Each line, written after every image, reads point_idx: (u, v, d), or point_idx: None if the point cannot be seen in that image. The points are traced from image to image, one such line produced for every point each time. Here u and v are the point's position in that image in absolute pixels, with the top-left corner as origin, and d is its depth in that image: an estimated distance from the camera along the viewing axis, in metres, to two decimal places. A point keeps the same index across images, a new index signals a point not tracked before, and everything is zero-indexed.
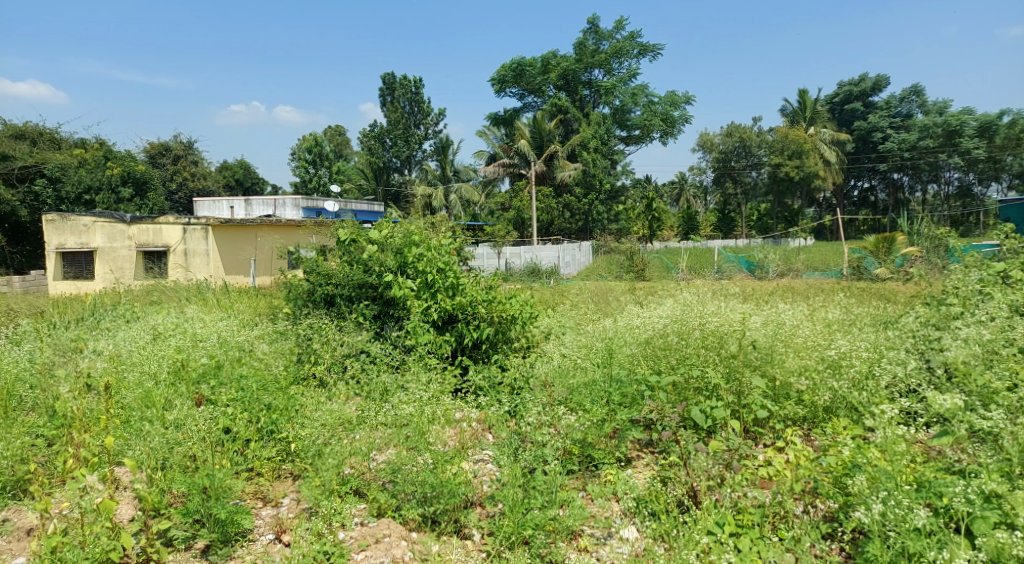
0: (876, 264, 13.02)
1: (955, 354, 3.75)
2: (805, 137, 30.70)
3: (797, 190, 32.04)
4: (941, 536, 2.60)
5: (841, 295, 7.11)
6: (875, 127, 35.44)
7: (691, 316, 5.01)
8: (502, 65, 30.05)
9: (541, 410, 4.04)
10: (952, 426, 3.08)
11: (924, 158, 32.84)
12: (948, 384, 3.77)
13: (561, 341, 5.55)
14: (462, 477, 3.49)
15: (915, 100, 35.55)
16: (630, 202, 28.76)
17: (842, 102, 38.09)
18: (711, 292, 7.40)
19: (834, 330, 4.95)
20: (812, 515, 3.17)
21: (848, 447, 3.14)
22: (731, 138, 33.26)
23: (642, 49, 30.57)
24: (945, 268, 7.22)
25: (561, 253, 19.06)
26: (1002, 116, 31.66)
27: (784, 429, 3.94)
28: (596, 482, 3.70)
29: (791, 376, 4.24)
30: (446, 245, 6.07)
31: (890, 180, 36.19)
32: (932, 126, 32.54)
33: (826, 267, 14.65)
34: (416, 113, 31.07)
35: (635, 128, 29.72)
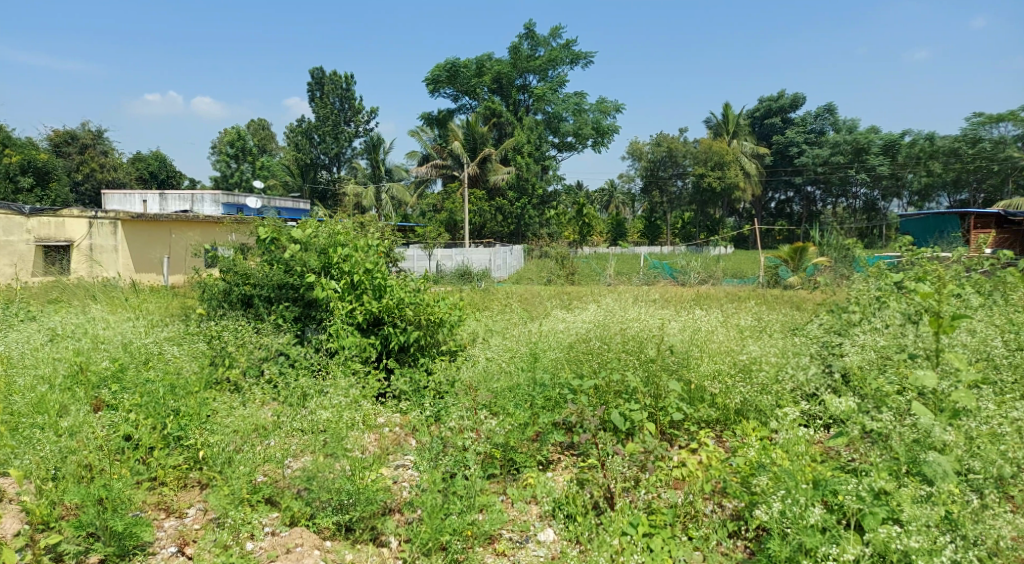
0: (790, 272, 13.70)
1: (855, 359, 3.98)
2: (727, 149, 32.09)
3: (719, 200, 33.37)
4: (833, 532, 2.75)
5: (752, 303, 7.45)
6: (791, 142, 37.07)
7: (613, 321, 5.14)
8: (436, 64, 29.86)
9: (463, 415, 4.01)
10: (847, 427, 3.29)
11: (834, 174, 35.10)
12: (846, 388, 4.00)
13: (487, 345, 5.53)
14: (381, 483, 3.43)
15: (828, 118, 37.77)
16: (561, 207, 29.15)
17: (762, 118, 39.72)
18: (633, 298, 7.60)
19: (746, 336, 5.18)
20: (720, 513, 3.30)
21: (754, 448, 3.27)
22: (660, 148, 34.35)
23: (574, 58, 31.01)
24: (849, 278, 7.70)
25: (493, 256, 19.06)
26: (904, 136, 34.12)
27: (697, 431, 4.09)
28: (516, 486, 3.73)
29: (706, 380, 4.39)
30: (373, 245, 5.96)
31: (804, 193, 38.15)
32: (842, 144, 34.89)
33: (742, 276, 15.25)
34: (347, 110, 30.45)
35: (567, 135, 30.13)
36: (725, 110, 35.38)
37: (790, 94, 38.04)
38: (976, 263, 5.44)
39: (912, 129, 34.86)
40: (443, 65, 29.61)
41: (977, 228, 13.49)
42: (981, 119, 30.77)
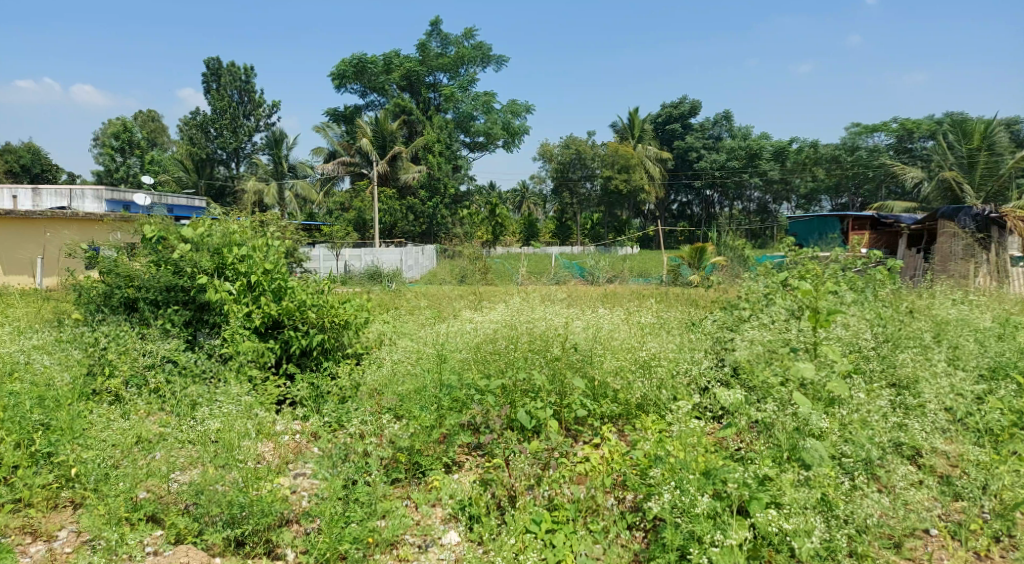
0: (690, 271, 14.31)
1: (744, 354, 4.19)
2: (633, 152, 33.18)
3: (625, 202, 34.45)
4: (720, 519, 2.88)
5: (653, 301, 7.73)
6: (691, 147, 38.29)
7: (520, 320, 5.16)
8: (342, 59, 29.12)
9: (365, 420, 3.90)
10: (736, 418, 3.46)
11: (731, 178, 37.07)
12: (737, 380, 4.20)
13: (394, 347, 5.40)
14: (277, 494, 3.28)
15: (725, 125, 39.79)
16: (473, 207, 29.15)
17: (663, 122, 40.86)
18: (541, 297, 7.69)
19: (646, 333, 5.33)
20: (620, 506, 3.39)
21: (650, 441, 3.37)
22: (569, 150, 34.99)
23: (485, 59, 31.07)
24: (741, 276, 8.14)
25: (403, 256, 18.77)
26: (792, 143, 36.54)
27: (600, 427, 4.18)
28: (421, 489, 3.66)
29: (609, 376, 4.47)
30: (270, 244, 5.70)
31: (704, 196, 40.07)
32: (737, 149, 36.90)
33: (647, 275, 15.85)
34: (246, 103, 29.10)
35: (478, 135, 30.15)
36: (631, 115, 36.57)
37: (689, 102, 39.76)
38: (851, 262, 5.89)
39: (798, 137, 37.38)
40: (349, 60, 28.95)
41: (854, 229, 14.57)
42: (859, 129, 33.64)
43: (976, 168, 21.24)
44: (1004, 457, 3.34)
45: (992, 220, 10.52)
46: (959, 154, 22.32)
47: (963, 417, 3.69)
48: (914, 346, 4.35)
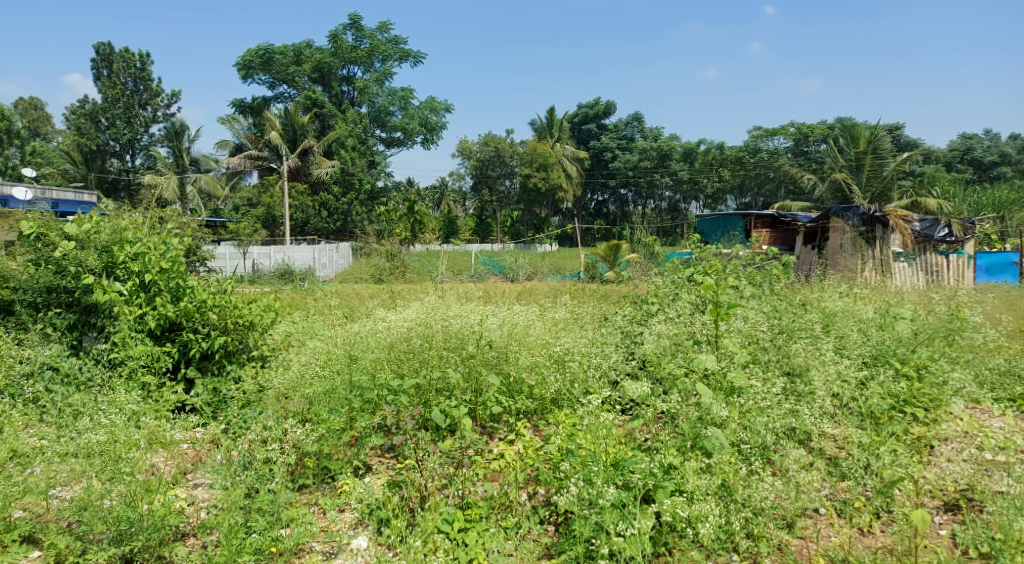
0: (607, 268, 14.62)
1: (652, 347, 4.30)
2: (550, 151, 33.64)
3: (543, 200, 34.88)
4: (627, 509, 2.94)
5: (566, 297, 7.85)
6: (605, 148, 39.64)
7: (434, 318, 5.05)
8: (247, 49, 27.97)
9: (268, 424, 3.73)
10: (643, 410, 3.53)
11: (643, 178, 38.31)
12: (647, 373, 4.29)
13: (302, 348, 5.17)
14: (171, 506, 3.09)
15: (636, 126, 40.90)
16: (390, 203, 28.63)
17: (580, 123, 41.87)
18: (456, 295, 7.65)
19: (560, 329, 5.35)
20: (534, 501, 3.39)
21: (561, 435, 3.39)
22: (487, 147, 34.97)
23: (402, 54, 30.55)
24: (651, 272, 8.39)
25: (317, 254, 18.23)
26: (700, 145, 38.08)
27: (515, 423, 4.15)
28: (330, 494, 3.54)
29: (524, 372, 4.45)
30: (164, 241, 5.35)
31: (618, 195, 41.18)
32: (649, 150, 38.05)
33: (565, 272, 16.10)
34: (142, 92, 27.36)
35: (395, 130, 29.59)
36: (548, 114, 37.08)
37: (603, 102, 40.66)
38: (751, 257, 6.18)
39: (706, 139, 38.98)
40: (255, 50, 27.88)
41: (757, 227, 15.31)
42: (760, 133, 35.51)
43: (863, 170, 22.90)
44: (883, 438, 3.60)
45: (876, 218, 11.33)
46: (848, 157, 23.99)
47: (848, 401, 3.94)
48: (806, 336, 4.62)
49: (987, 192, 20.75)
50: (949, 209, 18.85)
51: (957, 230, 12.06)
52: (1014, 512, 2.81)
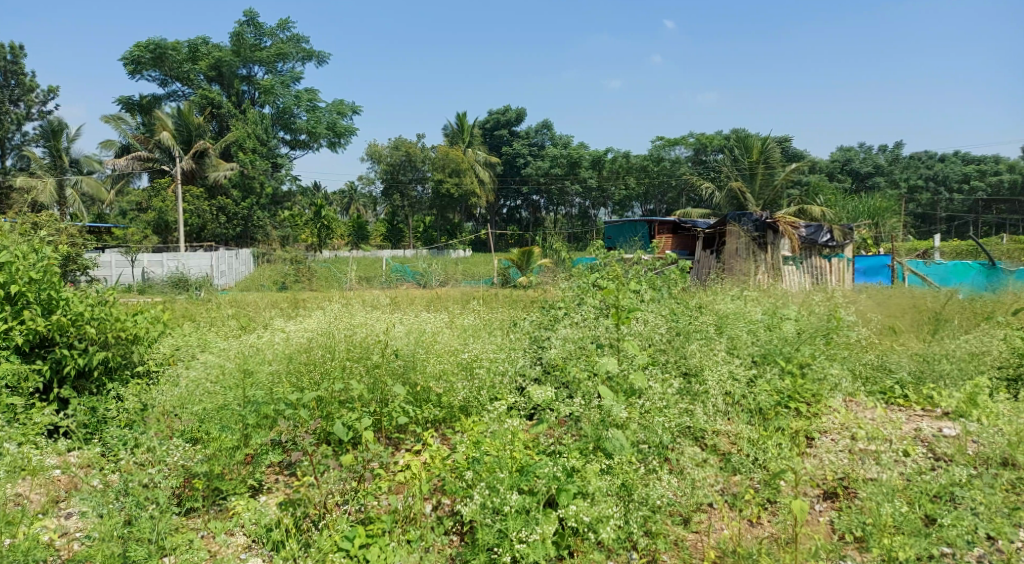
0: (519, 273, 14.67)
1: (557, 352, 4.31)
2: (461, 156, 33.60)
3: (456, 206, 34.70)
4: (528, 516, 2.94)
5: (475, 304, 7.82)
6: (517, 154, 40.07)
7: (337, 327, 4.82)
8: (136, 43, 26.33)
9: (153, 444, 3.48)
10: (546, 414, 3.54)
11: (554, 185, 39.02)
12: (553, 377, 4.30)
13: (193, 362, 4.86)
14: (36, 539, 2.82)
15: (546, 133, 41.54)
16: (296, 208, 27.59)
17: (491, 129, 42.09)
18: (362, 303, 7.43)
19: (467, 334, 5.28)
20: (439, 511, 3.33)
21: (466, 443, 3.33)
22: (397, 152, 34.32)
23: (306, 54, 29.56)
24: (558, 277, 8.51)
25: (215, 261, 17.31)
26: (608, 153, 39.17)
27: (421, 433, 4.04)
28: (221, 517, 3.34)
29: (431, 380, 4.31)
30: (32, 248, 4.89)
31: (530, 201, 41.71)
32: (559, 157, 38.78)
33: (478, 278, 16.04)
34: (14, 86, 25.16)
35: (299, 133, 28.58)
36: (459, 119, 37.04)
37: (514, 109, 41.06)
38: (651, 263, 6.38)
39: (614, 147, 40.12)
40: (145, 44, 26.28)
41: (661, 233, 15.87)
42: (662, 142, 36.89)
43: (756, 178, 24.35)
44: (769, 434, 3.80)
45: (767, 225, 12.02)
46: (742, 167, 25.43)
47: (739, 399, 4.13)
48: (700, 338, 4.82)
49: (863, 200, 22.52)
50: (830, 216, 20.33)
51: (838, 235, 12.88)
52: (882, 496, 3.04)
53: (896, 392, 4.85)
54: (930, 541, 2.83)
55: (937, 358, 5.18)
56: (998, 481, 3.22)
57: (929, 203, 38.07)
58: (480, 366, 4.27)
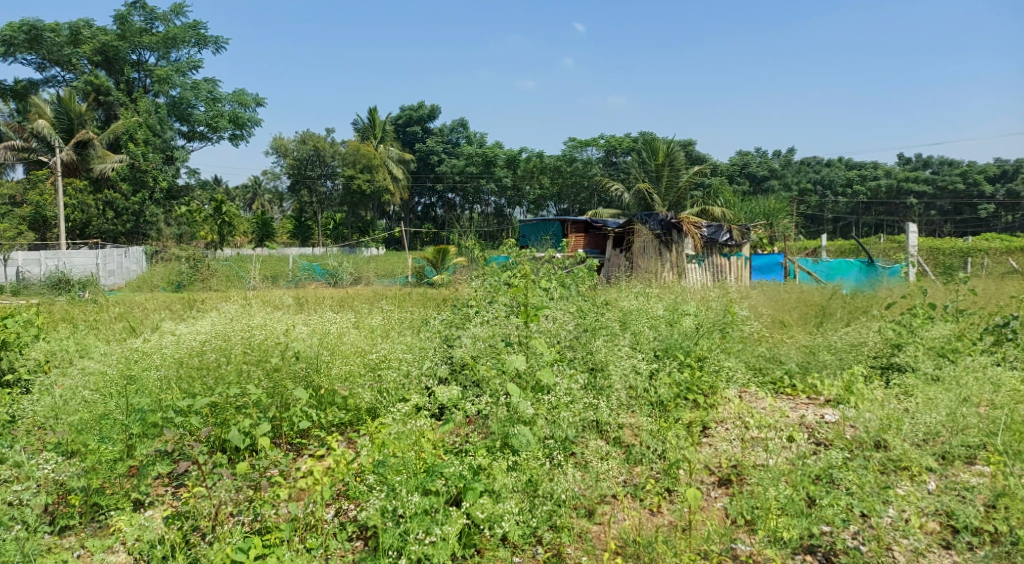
0: (436, 272, 14.47)
1: (466, 351, 4.25)
2: (373, 152, 32.95)
3: (369, 203, 33.95)
4: (431, 517, 2.91)
5: (383, 302, 7.68)
6: (431, 151, 39.79)
7: (233, 329, 4.56)
8: (8, 23, 24.13)
9: (19, 460, 3.19)
10: (452, 413, 3.50)
11: (469, 183, 39.00)
12: (462, 376, 4.24)
13: (70, 368, 4.49)
14: None
15: (461, 131, 41.41)
16: (195, 203, 26.14)
17: (404, 125, 41.51)
18: (263, 303, 7.12)
19: (374, 332, 5.12)
20: (341, 517, 3.23)
21: (369, 446, 3.24)
22: (306, 146, 32.96)
23: (202, 40, 27.92)
24: (468, 274, 8.50)
25: (101, 259, 16.17)
26: (522, 152, 39.52)
27: (325, 437, 3.89)
28: (99, 535, 3.11)
29: (336, 383, 4.15)
30: None
31: (445, 199, 41.51)
32: (474, 156, 38.80)
33: (391, 276, 15.71)
34: None
35: (197, 124, 27.05)
36: (370, 114, 36.21)
37: (427, 105, 40.68)
38: (561, 261, 6.48)
39: (528, 147, 40.49)
40: (18, 24, 24.14)
41: (572, 232, 16.19)
42: (575, 143, 37.54)
43: (662, 180, 25.31)
44: (669, 425, 3.93)
45: (672, 225, 12.50)
46: (649, 169, 26.35)
47: (641, 393, 4.24)
48: (606, 334, 4.93)
49: (760, 202, 23.88)
50: (730, 216, 21.44)
51: (736, 234, 13.56)
52: (770, 481, 3.22)
53: (785, 382, 5.16)
54: (811, 520, 3.03)
55: (822, 349, 5.53)
56: (869, 462, 3.50)
57: (818, 206, 40.97)
58: (388, 366, 4.15)
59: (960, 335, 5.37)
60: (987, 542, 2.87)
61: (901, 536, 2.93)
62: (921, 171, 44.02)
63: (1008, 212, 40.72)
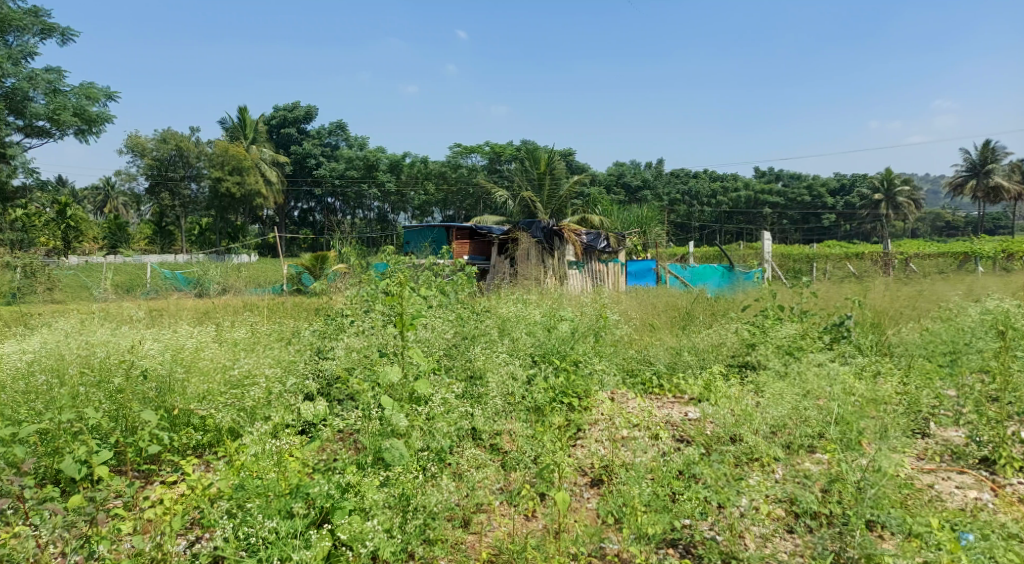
0: (313, 279, 13.84)
1: (338, 364, 4.06)
2: (243, 153, 31.28)
3: (239, 207, 32.12)
4: (294, 539, 2.75)
5: (251, 313, 7.24)
6: (308, 154, 38.37)
7: (69, 349, 4.13)
8: None
9: None
10: (320, 429, 3.32)
11: (350, 187, 37.99)
12: (334, 391, 4.05)
13: None
14: None
15: (340, 135, 40.25)
16: (34, 205, 23.51)
17: (278, 126, 39.70)
18: (113, 317, 6.49)
19: (236, 345, 4.76)
20: (194, 548, 2.98)
21: (226, 468, 3.01)
22: (166, 146, 29.97)
23: (45, 28, 25.17)
24: (343, 283, 8.22)
25: None
26: (405, 157, 39.07)
27: (178, 461, 3.58)
28: None
29: (192, 403, 3.85)
30: None
31: (324, 203, 40.15)
32: (354, 159, 37.91)
33: (265, 285, 14.88)
34: None
35: (37, 118, 24.33)
36: (241, 114, 34.26)
37: (303, 106, 39.21)
38: (439, 269, 6.41)
39: (411, 152, 40.03)
40: None
41: (456, 240, 15.99)
42: (459, 150, 37.67)
43: (544, 188, 25.94)
44: (544, 430, 3.98)
45: (554, 232, 12.75)
46: (531, 177, 26.96)
47: (517, 399, 4.25)
48: (485, 341, 4.93)
49: (635, 210, 25.11)
50: (607, 224, 22.37)
51: (612, 242, 14.14)
52: (636, 480, 3.35)
53: (654, 382, 5.43)
54: (674, 515, 3.19)
55: (687, 351, 5.85)
56: (725, 456, 3.75)
57: (686, 215, 43.76)
58: (251, 382, 3.88)
59: (804, 334, 5.86)
60: (823, 523, 3.16)
61: (754, 525, 3.14)
62: (775, 183, 48.21)
63: (846, 222, 45.57)
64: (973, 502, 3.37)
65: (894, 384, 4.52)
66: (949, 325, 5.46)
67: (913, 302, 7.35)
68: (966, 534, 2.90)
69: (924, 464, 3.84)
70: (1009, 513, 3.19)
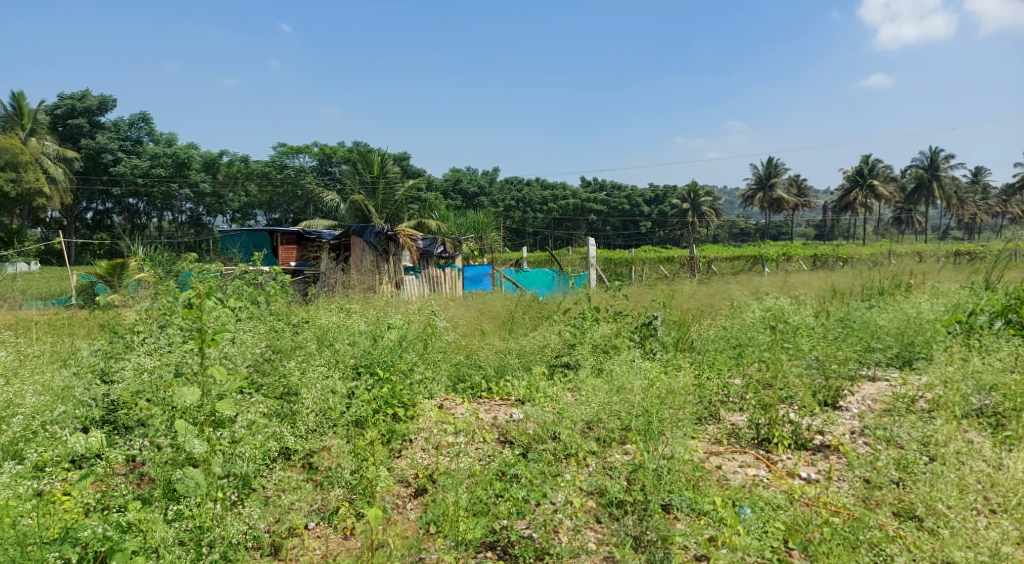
0: (108, 289, 12.16)
1: (125, 387, 3.62)
2: (20, 147, 27.08)
3: (15, 208, 27.72)
4: None
5: (18, 331, 6.24)
6: (104, 148, 33.70)
7: None
8: None
9: None
10: (97, 463, 2.94)
11: (157, 187, 34.42)
12: (121, 418, 3.61)
13: None
14: None
15: (143, 128, 36.06)
16: None
17: (65, 117, 34.69)
18: None
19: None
20: None
21: None
22: None
23: None
24: (139, 295, 7.38)
25: None
26: (222, 155, 36.39)
27: None
28: None
29: None
30: None
31: (125, 205, 36.00)
32: (161, 156, 34.45)
33: (48, 299, 12.93)
34: None
35: None
36: (16, 100, 29.67)
37: (96, 95, 34.70)
38: (251, 277, 5.97)
39: (229, 150, 37.21)
40: None
41: (282, 245, 15.06)
42: (285, 149, 35.85)
43: (377, 192, 25.42)
44: (364, 443, 3.85)
45: (388, 236, 12.49)
46: (363, 180, 26.32)
47: (338, 413, 4.08)
48: (303, 353, 4.68)
49: (468, 216, 25.46)
50: (442, 229, 22.45)
51: (448, 247, 14.21)
52: (453, 487, 3.36)
53: (482, 386, 5.52)
54: (490, 518, 3.26)
55: (513, 354, 6.01)
56: (542, 456, 3.90)
57: (520, 221, 45.25)
58: (11, 413, 3.34)
59: (618, 333, 6.25)
60: (626, 510, 3.38)
61: (564, 520, 3.28)
62: (598, 191, 51.47)
63: (659, 229, 49.76)
64: (751, 478, 3.81)
65: (691, 376, 4.98)
66: (738, 322, 6.13)
67: (709, 302, 8.20)
68: (741, 509, 3.27)
69: (714, 447, 4.30)
70: (778, 486, 3.65)
